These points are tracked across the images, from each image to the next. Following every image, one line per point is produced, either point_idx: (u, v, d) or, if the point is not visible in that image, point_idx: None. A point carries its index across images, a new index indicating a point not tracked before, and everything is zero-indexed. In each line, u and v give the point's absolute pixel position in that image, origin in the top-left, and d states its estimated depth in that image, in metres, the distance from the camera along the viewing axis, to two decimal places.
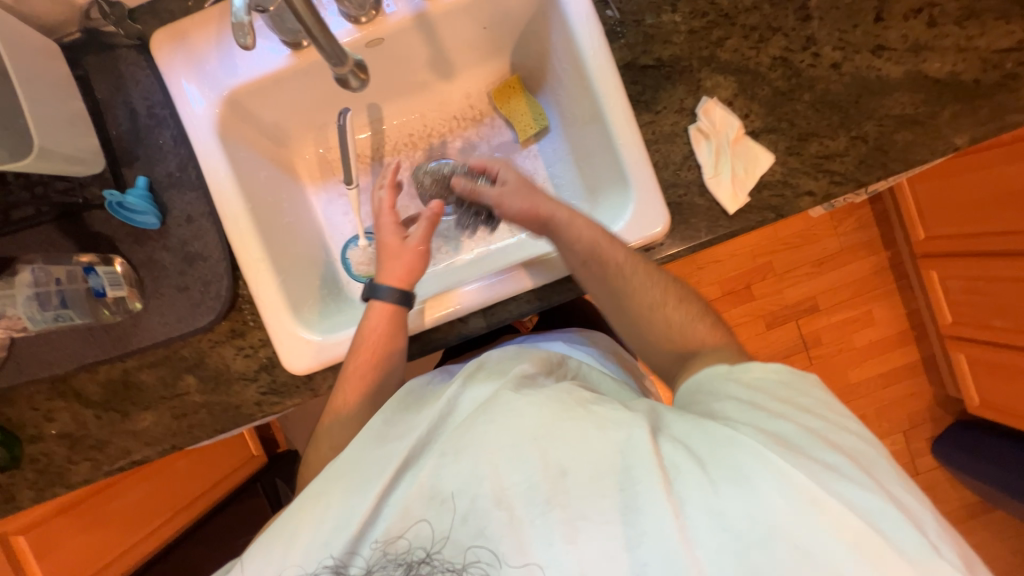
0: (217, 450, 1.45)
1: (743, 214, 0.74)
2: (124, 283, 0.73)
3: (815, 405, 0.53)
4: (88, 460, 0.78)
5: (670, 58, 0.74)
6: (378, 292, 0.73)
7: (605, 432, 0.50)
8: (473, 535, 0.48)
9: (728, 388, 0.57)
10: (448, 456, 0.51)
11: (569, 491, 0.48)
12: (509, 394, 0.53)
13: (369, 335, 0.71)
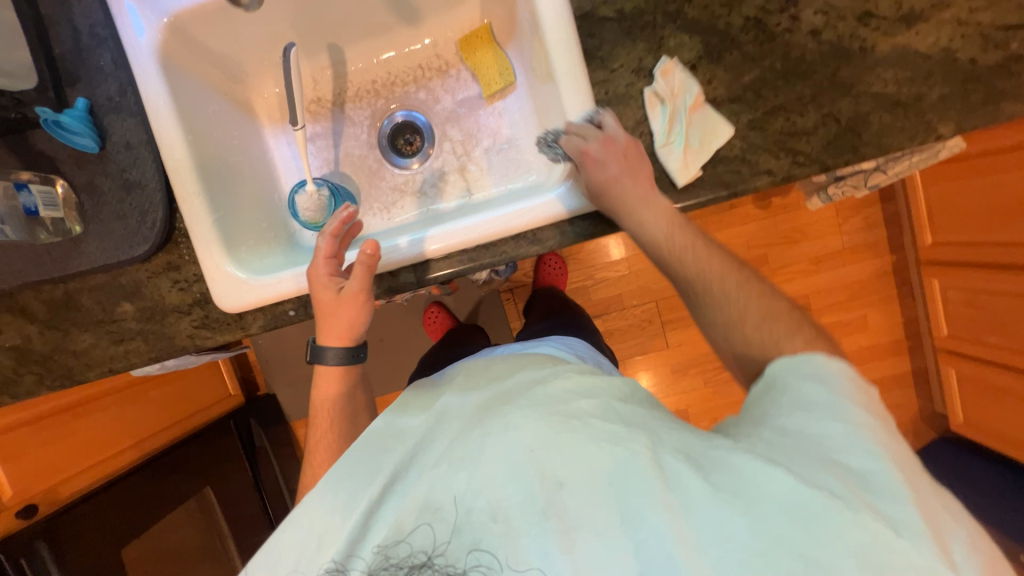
0: (183, 387, 1.57)
1: (693, 189, 0.69)
2: (60, 205, 0.74)
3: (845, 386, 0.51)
4: (33, 374, 0.82)
5: (632, 11, 0.68)
6: (321, 355, 0.73)
7: (599, 437, 0.49)
8: (463, 539, 0.48)
9: (804, 386, 0.51)
10: (448, 473, 0.51)
11: (568, 504, 0.47)
12: (505, 405, 0.55)
13: (319, 408, 0.74)
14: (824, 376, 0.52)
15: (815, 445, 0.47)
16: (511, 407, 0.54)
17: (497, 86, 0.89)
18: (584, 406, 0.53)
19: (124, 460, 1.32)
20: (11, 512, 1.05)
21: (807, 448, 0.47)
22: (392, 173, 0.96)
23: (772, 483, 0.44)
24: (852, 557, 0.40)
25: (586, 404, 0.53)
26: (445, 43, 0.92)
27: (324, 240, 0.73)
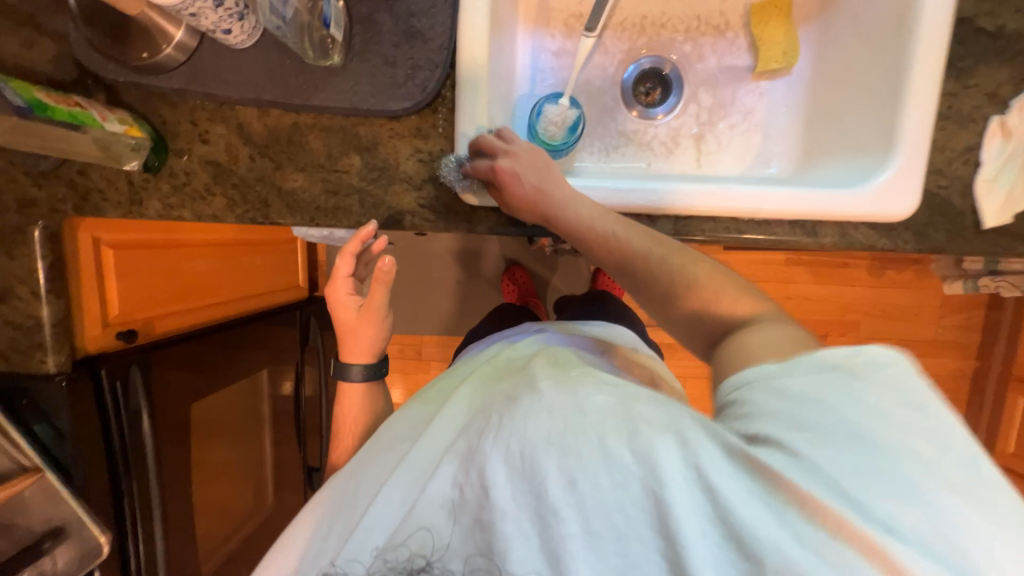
0: (242, 264, 1.37)
1: (994, 235, 0.67)
2: (341, 27, 0.66)
3: (883, 376, 0.41)
4: (225, 197, 0.76)
5: (1013, 32, 0.63)
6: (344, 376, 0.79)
7: (610, 435, 0.47)
8: (463, 531, 0.51)
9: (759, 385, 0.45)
10: (463, 478, 0.52)
11: (585, 504, 0.45)
12: (523, 401, 0.54)
13: (346, 417, 0.79)
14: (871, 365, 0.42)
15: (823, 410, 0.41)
16: (527, 404, 0.53)
17: (776, 64, 0.83)
18: (592, 402, 0.50)
19: (210, 316, 1.25)
20: (113, 331, 0.97)
21: (797, 403, 0.42)
22: (625, 117, 0.91)
23: (797, 497, 0.39)
24: None
25: (596, 399, 0.51)
26: (735, 3, 0.85)
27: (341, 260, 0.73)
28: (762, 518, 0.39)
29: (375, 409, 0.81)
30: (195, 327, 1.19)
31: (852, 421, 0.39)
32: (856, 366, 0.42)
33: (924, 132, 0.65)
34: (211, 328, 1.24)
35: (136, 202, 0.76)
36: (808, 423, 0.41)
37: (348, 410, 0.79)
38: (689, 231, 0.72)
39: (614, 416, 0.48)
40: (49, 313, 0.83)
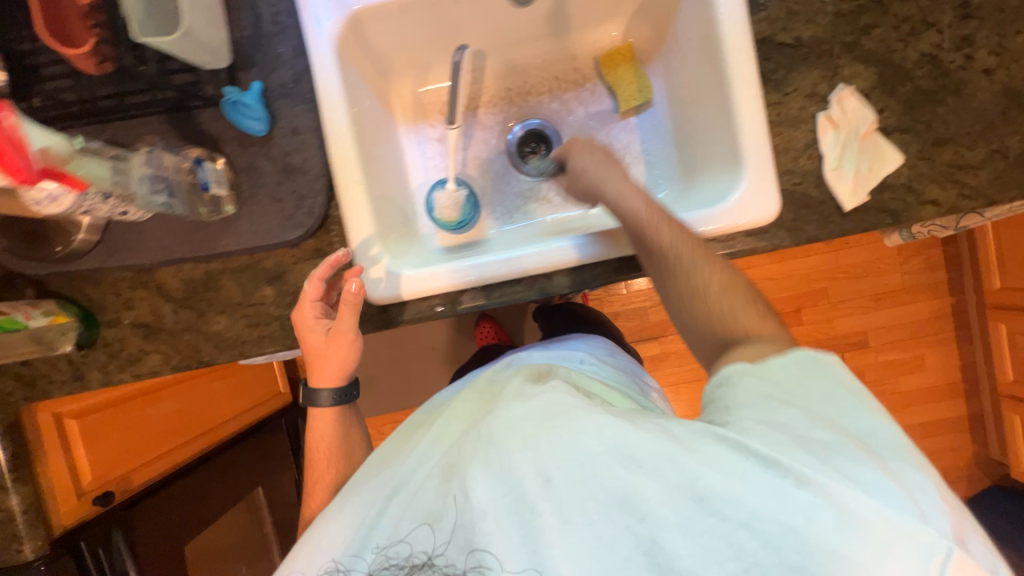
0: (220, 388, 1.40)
1: (858, 214, 0.71)
2: (225, 183, 0.74)
3: (833, 375, 0.56)
4: (159, 352, 0.80)
5: (810, 39, 0.70)
6: (315, 402, 0.76)
7: (580, 433, 0.57)
8: (450, 533, 0.57)
9: (748, 375, 0.57)
10: (457, 494, 0.58)
11: (557, 495, 0.55)
12: (507, 410, 0.62)
13: (317, 447, 0.78)
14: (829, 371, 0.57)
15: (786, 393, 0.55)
16: (509, 412, 0.62)
17: (635, 101, 0.90)
18: (561, 406, 0.61)
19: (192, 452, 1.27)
20: (89, 498, 0.99)
21: (767, 394, 0.55)
22: (518, 179, 0.97)
23: (743, 460, 0.51)
24: (838, 518, 0.47)
25: (563, 403, 0.61)
26: (585, 56, 0.93)
27: (310, 284, 0.72)
28: (725, 479, 0.51)
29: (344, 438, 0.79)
30: (184, 464, 1.22)
31: (810, 408, 0.54)
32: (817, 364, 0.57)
33: (762, 141, 0.71)
34: (199, 460, 1.26)
35: (78, 378, 0.80)
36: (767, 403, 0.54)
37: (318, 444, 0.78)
38: (584, 278, 0.78)
39: (589, 416, 0.58)
40: (18, 500, 0.84)
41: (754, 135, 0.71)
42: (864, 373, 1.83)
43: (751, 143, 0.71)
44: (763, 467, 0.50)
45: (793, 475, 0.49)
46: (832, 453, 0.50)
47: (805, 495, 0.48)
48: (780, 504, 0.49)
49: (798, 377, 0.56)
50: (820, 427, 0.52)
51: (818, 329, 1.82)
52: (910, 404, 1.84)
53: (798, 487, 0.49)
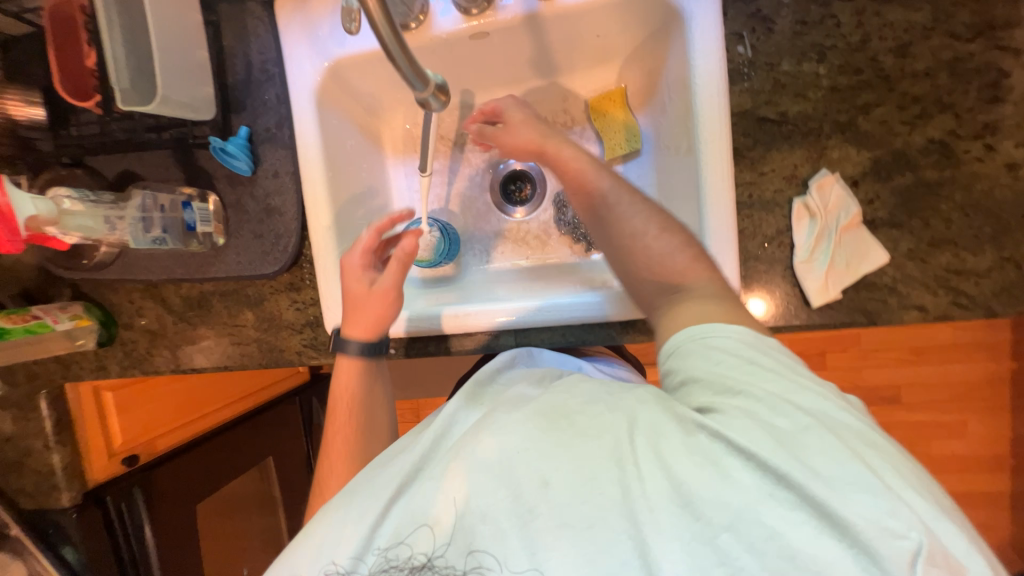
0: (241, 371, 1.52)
1: (827, 310, 0.65)
2: (212, 220, 0.81)
3: (779, 357, 0.51)
4: (162, 356, 0.92)
5: (797, 115, 0.64)
6: (345, 350, 0.76)
7: (586, 437, 0.49)
8: (452, 530, 0.48)
9: (709, 354, 0.52)
10: (434, 480, 0.51)
11: (556, 502, 0.46)
12: (499, 409, 0.54)
13: (341, 400, 0.77)
14: (783, 355, 0.51)
15: (750, 368, 0.49)
16: (503, 411, 0.53)
17: (621, 150, 0.82)
18: (563, 404, 0.52)
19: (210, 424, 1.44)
20: (118, 459, 1.16)
21: (737, 387, 0.48)
22: (498, 219, 0.94)
23: (725, 451, 0.44)
24: (881, 529, 0.40)
25: (542, 409, 0.52)
26: (575, 98, 0.86)
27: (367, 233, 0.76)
28: (743, 485, 0.43)
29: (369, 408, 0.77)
30: (199, 435, 1.38)
31: (783, 384, 0.48)
32: (762, 341, 0.52)
33: (728, 223, 0.65)
34: (215, 431, 1.42)
35: (101, 368, 0.94)
36: (741, 395, 0.48)
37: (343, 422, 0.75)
38: (529, 338, 0.79)
39: (585, 415, 0.50)
40: (59, 458, 1.02)
41: (721, 215, 0.65)
42: (891, 432, 1.65)
43: (718, 224, 0.66)
44: (740, 458, 0.44)
45: (785, 481, 0.42)
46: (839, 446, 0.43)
47: (790, 493, 0.42)
48: (766, 508, 0.42)
49: (749, 351, 0.51)
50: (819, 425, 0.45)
51: (845, 379, 1.64)
52: (940, 471, 1.65)
53: (776, 484, 0.42)
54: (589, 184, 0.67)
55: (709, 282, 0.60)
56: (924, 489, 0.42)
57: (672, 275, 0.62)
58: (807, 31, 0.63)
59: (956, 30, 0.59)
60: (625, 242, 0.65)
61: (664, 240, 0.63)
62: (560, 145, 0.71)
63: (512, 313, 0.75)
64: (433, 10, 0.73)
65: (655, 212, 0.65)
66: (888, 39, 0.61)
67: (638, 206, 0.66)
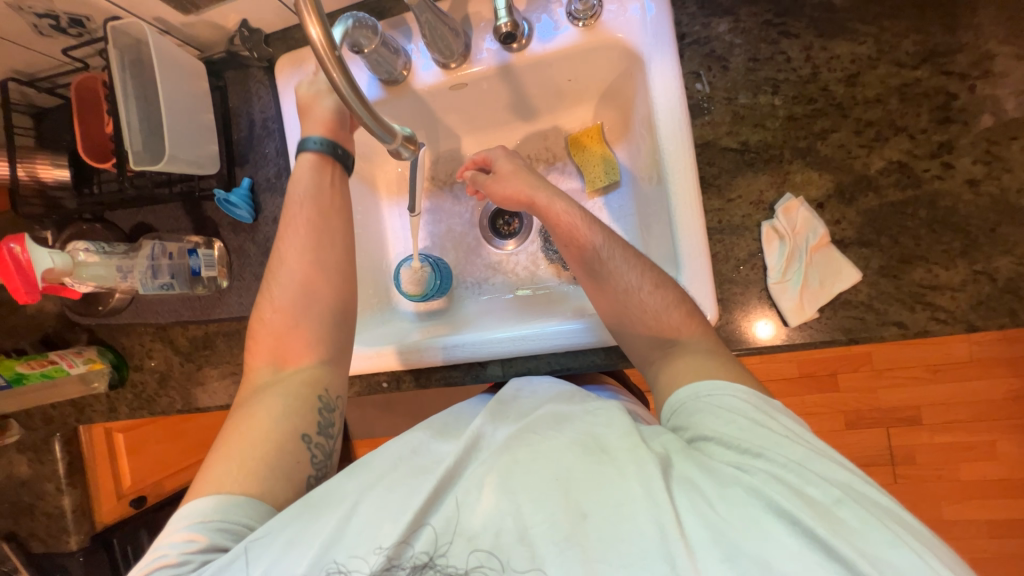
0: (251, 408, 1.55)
1: (807, 330, 0.65)
2: (216, 264, 0.86)
3: (785, 421, 0.53)
4: (169, 396, 0.95)
5: (758, 144, 0.67)
6: (306, 144, 0.76)
7: (625, 472, 0.50)
8: (484, 546, 0.49)
9: (726, 411, 0.54)
10: (474, 492, 0.52)
11: (592, 535, 0.47)
12: (538, 436, 0.56)
13: (283, 279, 0.72)
14: (793, 421, 0.54)
15: (769, 430, 0.51)
16: (546, 441, 0.55)
17: (601, 183, 0.86)
18: (600, 438, 0.55)
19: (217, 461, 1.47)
20: (126, 500, 1.19)
21: (760, 446, 0.50)
22: (488, 252, 0.98)
23: (762, 505, 0.46)
24: None
25: (572, 446, 0.54)
26: (555, 136, 0.91)
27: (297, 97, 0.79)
28: (780, 542, 0.44)
29: (329, 213, 0.75)
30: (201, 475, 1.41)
31: (802, 448, 0.50)
32: (769, 404, 0.55)
33: (700, 248, 0.67)
34: None
35: (111, 409, 0.98)
36: (763, 456, 0.49)
37: (280, 300, 0.71)
38: (516, 366, 0.81)
39: (627, 449, 0.52)
40: (70, 500, 1.04)
41: (693, 240, 0.67)
42: (914, 455, 1.57)
43: (690, 249, 0.68)
44: (777, 514, 0.45)
45: (825, 546, 0.43)
46: (868, 514, 0.45)
47: (827, 557, 0.43)
48: (810, 570, 0.42)
49: (762, 414, 0.53)
50: (844, 492, 0.46)
51: (859, 400, 1.59)
52: (973, 497, 1.55)
53: (813, 544, 0.43)
54: (581, 237, 0.69)
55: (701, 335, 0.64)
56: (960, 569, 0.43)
57: (666, 329, 0.65)
58: (760, 67, 0.67)
59: (901, 59, 0.63)
60: (620, 297, 0.67)
61: (658, 295, 0.66)
62: (551, 198, 0.73)
63: (501, 343, 0.77)
64: (415, 64, 0.80)
65: (648, 268, 0.68)
66: (837, 70, 0.65)
67: (634, 261, 0.68)
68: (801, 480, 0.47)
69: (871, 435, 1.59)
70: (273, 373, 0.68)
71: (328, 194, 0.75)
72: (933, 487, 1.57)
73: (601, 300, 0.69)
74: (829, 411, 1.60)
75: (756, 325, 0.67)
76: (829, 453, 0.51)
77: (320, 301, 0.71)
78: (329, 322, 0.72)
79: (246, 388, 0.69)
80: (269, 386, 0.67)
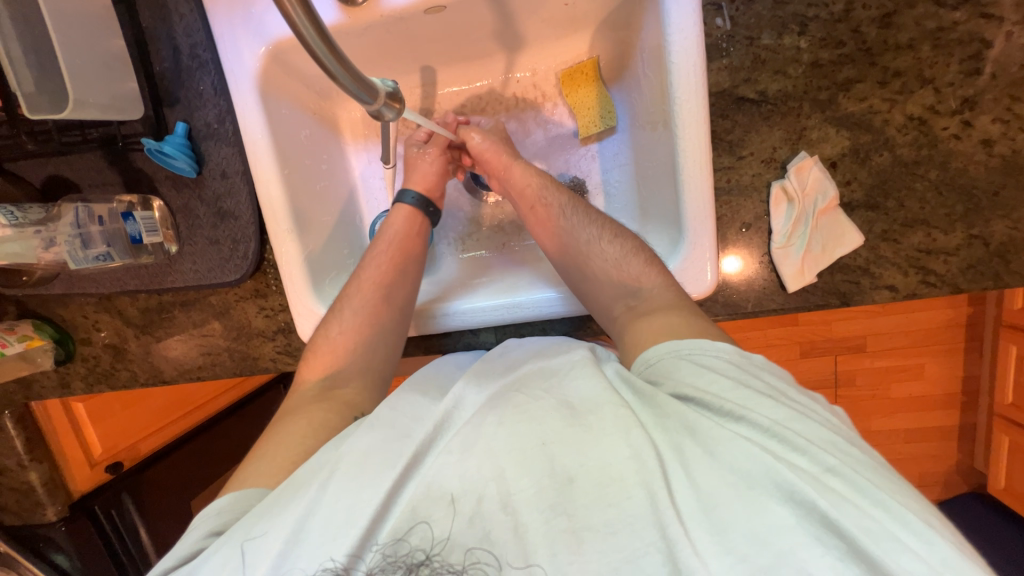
0: None
1: (802, 294, 0.65)
2: (159, 229, 0.75)
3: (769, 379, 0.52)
4: (127, 370, 0.86)
5: (777, 94, 0.61)
6: (404, 197, 0.78)
7: (611, 434, 0.47)
8: (465, 522, 0.44)
9: (709, 368, 0.52)
10: (451, 454, 0.48)
11: (575, 501, 0.44)
12: (520, 393, 0.52)
13: (335, 330, 0.70)
14: (777, 380, 0.52)
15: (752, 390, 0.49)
16: (524, 398, 0.51)
17: (596, 129, 0.78)
18: (579, 400, 0.51)
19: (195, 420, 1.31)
20: (101, 467, 1.13)
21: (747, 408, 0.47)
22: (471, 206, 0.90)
23: (755, 474, 0.44)
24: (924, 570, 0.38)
25: (556, 410, 0.50)
26: (545, 72, 0.80)
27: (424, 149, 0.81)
28: (772, 513, 0.42)
29: (409, 254, 0.76)
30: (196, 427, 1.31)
31: (789, 410, 0.48)
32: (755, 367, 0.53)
33: (706, 209, 0.63)
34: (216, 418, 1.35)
35: (64, 386, 0.89)
36: (745, 420, 0.47)
37: (346, 320, 0.70)
38: (510, 333, 0.78)
39: (608, 412, 0.49)
40: (37, 476, 1.02)
41: (700, 200, 0.63)
42: (854, 378, 1.74)
43: (696, 210, 0.63)
44: (772, 486, 0.43)
45: (815, 513, 0.41)
46: (869, 483, 0.42)
47: (821, 528, 0.41)
48: (804, 542, 0.40)
49: (744, 374, 0.51)
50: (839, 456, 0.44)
51: (814, 332, 1.70)
52: (899, 411, 1.77)
53: (808, 514, 0.41)
54: (547, 208, 0.72)
55: (663, 288, 0.64)
56: (937, 525, 0.41)
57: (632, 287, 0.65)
58: (789, 0, 0.59)
59: None
60: (591, 273, 0.68)
61: (630, 258, 0.66)
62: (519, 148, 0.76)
63: (492, 311, 0.73)
64: None
65: (622, 232, 0.68)
66: (872, 8, 0.58)
67: (601, 227, 0.70)
68: (783, 445, 0.45)
69: (822, 363, 1.73)
70: (321, 389, 0.66)
71: (412, 238, 0.77)
72: (867, 404, 1.77)
73: (571, 273, 0.69)
74: (788, 342, 1.71)
75: (725, 259, 0.66)
76: (819, 417, 0.48)
77: (377, 339, 0.70)
78: (377, 347, 0.70)
79: (291, 398, 0.67)
80: (316, 399, 0.64)
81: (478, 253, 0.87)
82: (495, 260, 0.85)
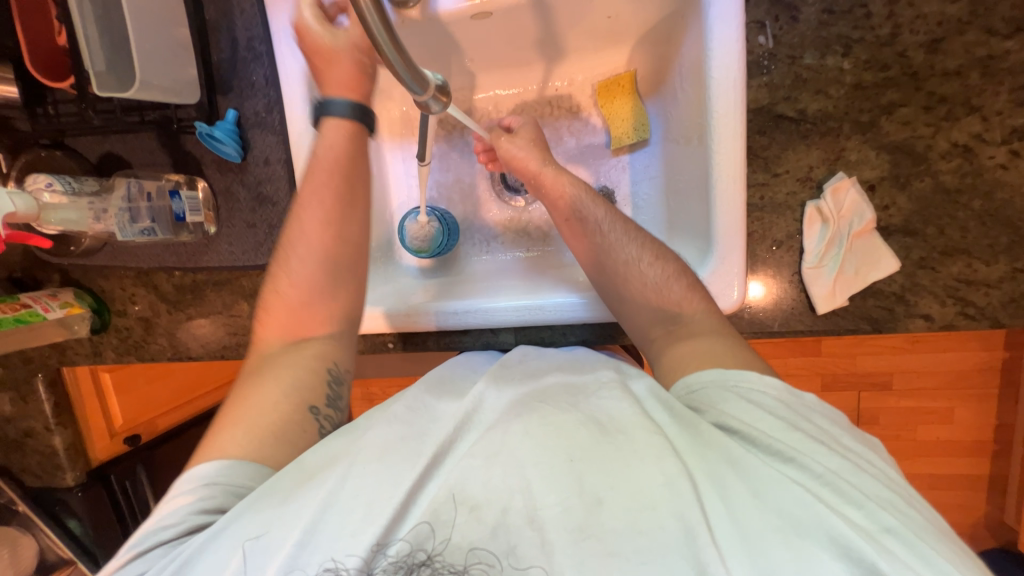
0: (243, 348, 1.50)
1: (832, 318, 0.64)
2: (202, 208, 0.78)
3: (818, 420, 0.50)
4: (156, 344, 0.89)
5: (816, 114, 0.61)
6: (330, 107, 0.68)
7: (643, 458, 0.46)
8: (486, 532, 0.44)
9: (756, 403, 0.51)
10: (477, 459, 0.48)
11: (604, 524, 0.44)
12: (548, 404, 0.51)
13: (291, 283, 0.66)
14: (828, 422, 0.51)
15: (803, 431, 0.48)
16: (554, 411, 0.50)
17: (628, 140, 0.79)
18: (610, 419, 0.50)
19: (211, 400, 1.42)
20: (119, 438, 1.17)
21: (794, 450, 0.47)
22: (497, 209, 0.90)
23: (801, 519, 0.43)
24: None
25: (586, 427, 0.49)
26: (581, 82, 0.82)
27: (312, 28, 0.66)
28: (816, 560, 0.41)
29: (349, 176, 0.68)
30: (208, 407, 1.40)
31: (838, 456, 0.47)
32: (804, 405, 0.52)
33: (736, 225, 0.63)
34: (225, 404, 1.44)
35: (96, 354, 0.92)
36: (795, 462, 0.46)
37: (299, 271, 0.66)
38: (529, 336, 0.78)
39: (644, 437, 0.47)
40: (61, 439, 1.02)
41: (731, 215, 0.62)
42: (877, 417, 1.68)
43: (726, 225, 0.63)
44: (819, 534, 0.42)
45: (862, 565, 0.41)
46: (920, 538, 0.42)
47: None
48: None
49: (792, 414, 0.50)
50: (888, 508, 0.44)
51: (837, 364, 1.65)
52: (924, 454, 1.69)
53: (854, 566, 0.41)
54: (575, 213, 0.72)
55: (709, 314, 0.62)
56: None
57: (668, 304, 0.64)
58: (834, 21, 0.59)
59: (993, 26, 0.56)
60: (615, 280, 0.68)
61: (656, 267, 0.66)
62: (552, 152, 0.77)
63: (514, 312, 0.73)
64: None
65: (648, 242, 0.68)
66: (920, 33, 0.57)
67: (629, 235, 0.69)
68: (836, 495, 0.44)
69: (843, 398, 1.68)
70: (286, 345, 0.64)
71: (340, 160, 0.68)
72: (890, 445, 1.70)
73: (595, 279, 0.69)
74: (808, 373, 1.66)
75: (748, 285, 0.65)
76: (866, 463, 0.48)
77: (339, 277, 0.68)
78: (339, 291, 0.67)
79: (252, 360, 0.64)
80: (280, 357, 0.62)
81: (496, 256, 0.89)
82: (513, 265, 0.86)
